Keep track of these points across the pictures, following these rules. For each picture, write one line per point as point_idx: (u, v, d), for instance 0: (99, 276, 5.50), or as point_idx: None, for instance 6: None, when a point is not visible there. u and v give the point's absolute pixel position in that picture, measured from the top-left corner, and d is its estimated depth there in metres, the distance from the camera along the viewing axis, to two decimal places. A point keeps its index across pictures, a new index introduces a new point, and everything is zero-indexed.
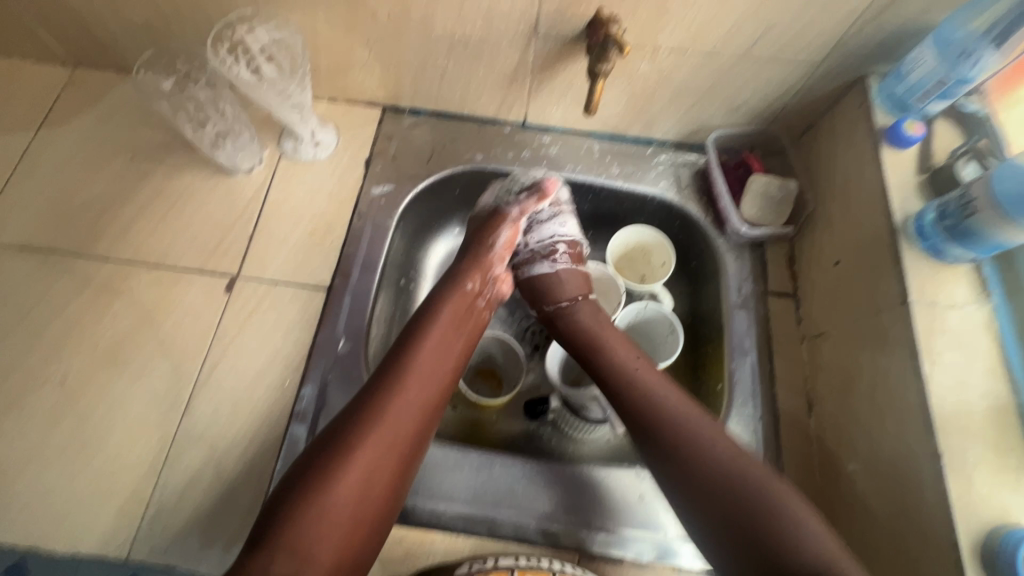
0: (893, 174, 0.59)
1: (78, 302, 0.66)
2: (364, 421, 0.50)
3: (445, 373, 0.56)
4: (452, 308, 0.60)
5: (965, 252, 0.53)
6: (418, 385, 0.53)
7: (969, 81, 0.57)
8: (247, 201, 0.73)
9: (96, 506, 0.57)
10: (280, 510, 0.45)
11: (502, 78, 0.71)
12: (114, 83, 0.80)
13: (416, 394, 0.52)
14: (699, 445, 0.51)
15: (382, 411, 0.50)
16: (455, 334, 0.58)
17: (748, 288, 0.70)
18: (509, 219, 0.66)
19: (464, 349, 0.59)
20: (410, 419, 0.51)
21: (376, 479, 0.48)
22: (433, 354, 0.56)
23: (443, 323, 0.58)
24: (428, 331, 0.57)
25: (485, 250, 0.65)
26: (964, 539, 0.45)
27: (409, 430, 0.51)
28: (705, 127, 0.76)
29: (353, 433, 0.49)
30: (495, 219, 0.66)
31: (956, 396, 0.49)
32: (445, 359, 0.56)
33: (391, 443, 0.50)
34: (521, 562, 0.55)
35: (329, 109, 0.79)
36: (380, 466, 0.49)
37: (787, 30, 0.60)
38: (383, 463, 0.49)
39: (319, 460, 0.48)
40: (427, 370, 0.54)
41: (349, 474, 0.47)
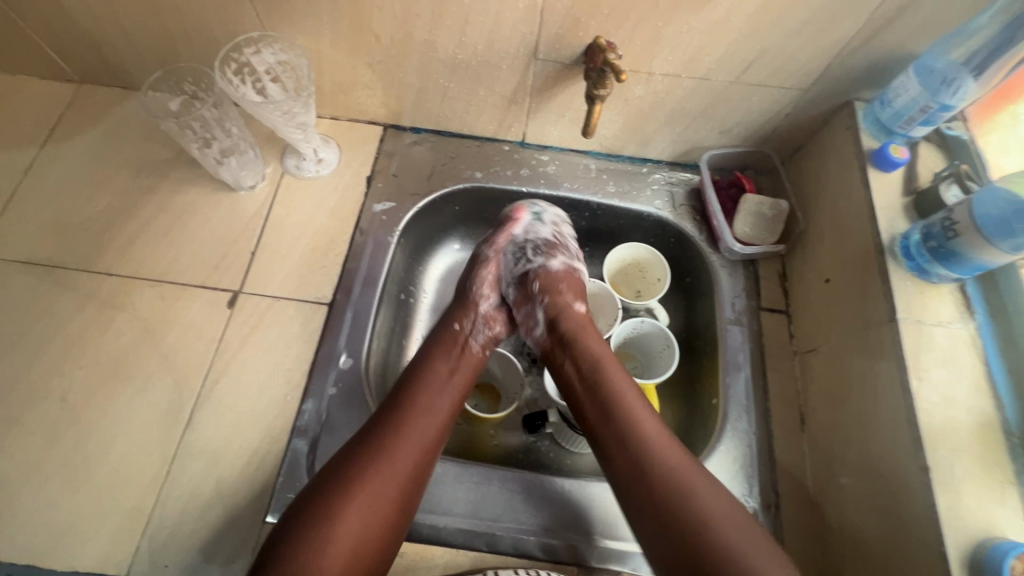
0: (880, 196, 0.62)
1: (80, 317, 0.67)
2: (366, 452, 0.51)
3: (445, 407, 0.57)
4: (445, 349, 0.62)
5: (950, 272, 0.55)
6: (417, 418, 0.55)
7: (950, 108, 0.59)
8: (249, 217, 0.74)
9: (97, 521, 0.57)
10: (281, 544, 0.45)
11: (502, 99, 0.73)
12: (119, 100, 0.81)
13: (417, 427, 0.54)
14: (654, 468, 0.49)
15: (384, 443, 0.52)
16: (451, 371, 0.60)
17: (742, 304, 0.72)
18: (487, 259, 0.71)
19: (461, 387, 0.60)
20: (410, 451, 0.52)
21: (377, 513, 0.48)
22: (432, 389, 0.58)
23: (440, 361, 0.61)
24: (427, 368, 0.59)
25: (468, 291, 0.69)
26: (953, 552, 0.46)
27: (410, 462, 0.52)
28: (699, 147, 0.78)
29: (356, 466, 0.50)
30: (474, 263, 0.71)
31: (943, 412, 0.51)
32: (445, 394, 0.58)
33: (392, 476, 0.50)
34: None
35: (331, 127, 0.81)
36: (382, 497, 0.49)
37: (778, 57, 0.62)
38: (385, 495, 0.49)
39: (321, 494, 0.48)
40: (426, 403, 0.56)
41: (353, 506, 0.47)
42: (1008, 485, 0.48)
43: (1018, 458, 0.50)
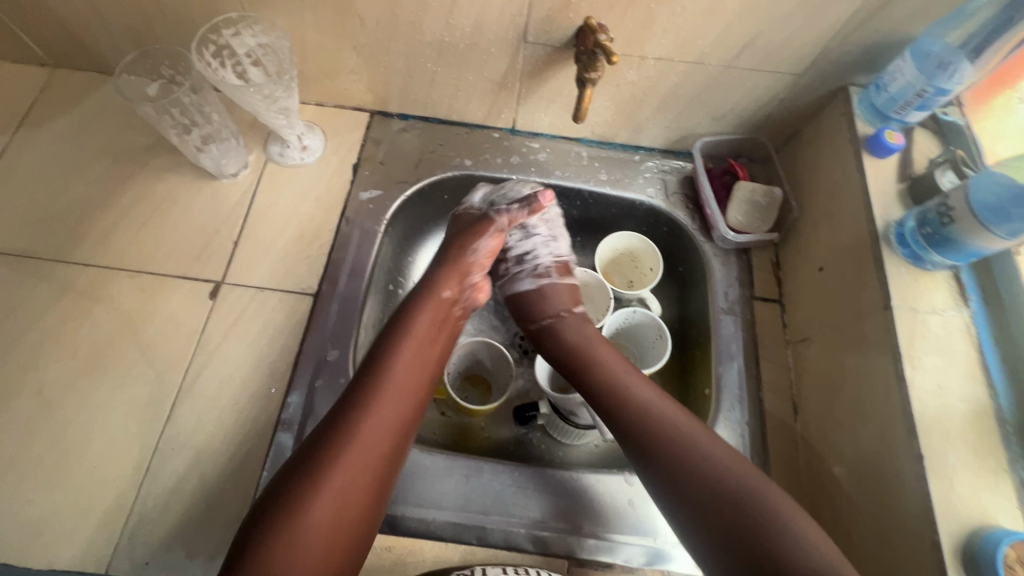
0: (875, 182, 0.61)
1: (56, 308, 0.65)
2: (343, 428, 0.49)
3: (423, 379, 0.56)
4: (429, 316, 0.61)
5: (944, 259, 0.55)
6: (393, 391, 0.53)
7: (945, 93, 0.58)
8: (232, 206, 0.72)
9: (75, 518, 0.55)
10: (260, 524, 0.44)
11: (491, 84, 0.71)
12: (96, 85, 0.78)
13: (393, 399, 0.53)
14: (671, 438, 0.51)
15: (360, 417, 0.50)
16: (432, 339, 0.59)
17: (735, 293, 0.71)
18: (495, 228, 0.68)
19: (440, 355, 0.60)
20: (388, 422, 0.51)
21: (355, 486, 0.48)
22: (412, 360, 0.56)
23: (420, 331, 0.59)
24: (404, 336, 0.58)
25: (467, 254, 0.67)
26: (948, 541, 0.45)
27: (388, 435, 0.51)
28: (692, 135, 0.76)
29: (333, 440, 0.49)
30: (481, 227, 0.68)
31: (937, 400, 0.50)
32: (423, 366, 0.57)
33: (369, 448, 0.49)
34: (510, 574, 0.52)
35: (316, 113, 0.79)
36: (362, 468, 0.48)
37: (773, 40, 0.61)
38: (364, 466, 0.48)
39: (298, 472, 0.47)
40: (403, 374, 0.55)
41: (330, 482, 0.46)
42: (1001, 473, 0.48)
43: (1011, 446, 0.49)
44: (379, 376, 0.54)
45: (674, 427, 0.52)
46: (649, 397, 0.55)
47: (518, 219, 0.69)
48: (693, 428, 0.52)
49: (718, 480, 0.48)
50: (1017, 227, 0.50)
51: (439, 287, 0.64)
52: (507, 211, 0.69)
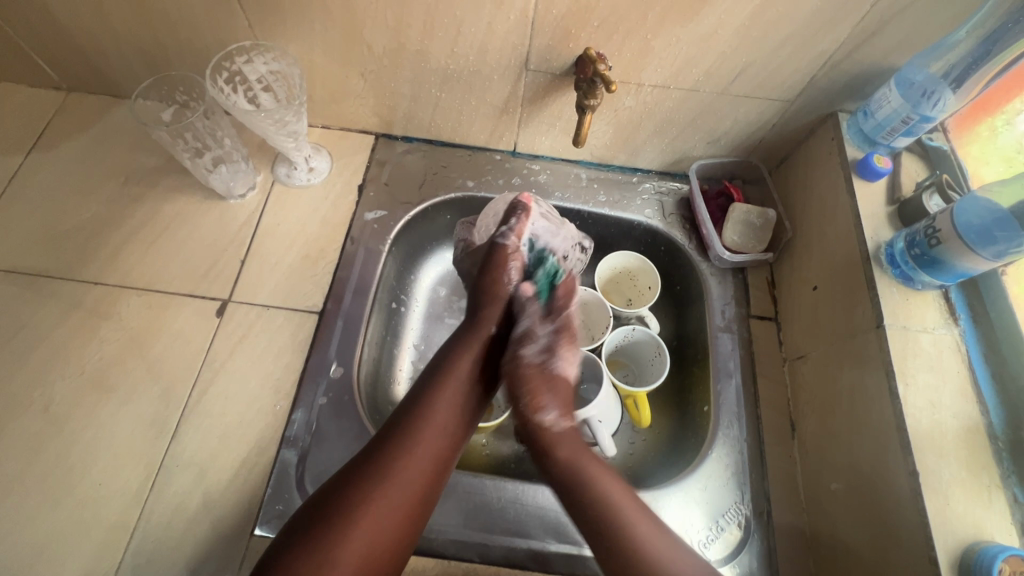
0: (865, 204, 0.63)
1: (65, 326, 0.66)
2: (376, 474, 0.50)
3: (457, 426, 0.56)
4: (474, 359, 0.62)
5: (933, 279, 0.56)
6: (429, 440, 0.54)
7: (930, 120, 0.61)
8: (240, 225, 0.74)
9: (78, 536, 0.56)
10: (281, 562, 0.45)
11: (493, 109, 0.73)
12: (108, 108, 0.80)
13: (431, 443, 0.54)
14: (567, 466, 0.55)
15: (391, 465, 0.51)
16: (474, 381, 0.60)
17: (731, 311, 0.73)
18: (511, 253, 0.69)
19: (477, 401, 0.60)
20: (419, 473, 0.52)
21: (382, 534, 0.48)
22: (449, 406, 0.57)
23: (462, 375, 0.59)
24: (446, 381, 0.58)
25: (501, 289, 0.68)
26: (944, 555, 0.46)
27: (417, 486, 0.51)
28: (688, 157, 0.79)
29: (363, 486, 0.49)
30: (499, 258, 0.69)
31: (930, 416, 0.52)
32: (458, 413, 0.57)
33: (394, 506, 0.49)
34: None
35: (323, 136, 0.81)
36: (388, 517, 0.49)
37: (764, 68, 0.63)
38: (390, 518, 0.49)
39: (325, 516, 0.48)
40: (439, 423, 0.55)
41: (358, 528, 0.47)
42: (994, 489, 0.49)
43: (1002, 461, 0.51)
44: (412, 426, 0.54)
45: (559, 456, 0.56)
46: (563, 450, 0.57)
47: (523, 231, 0.71)
48: (619, 494, 0.53)
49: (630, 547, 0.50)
50: (1001, 248, 0.52)
51: (483, 327, 0.65)
52: (512, 230, 0.70)
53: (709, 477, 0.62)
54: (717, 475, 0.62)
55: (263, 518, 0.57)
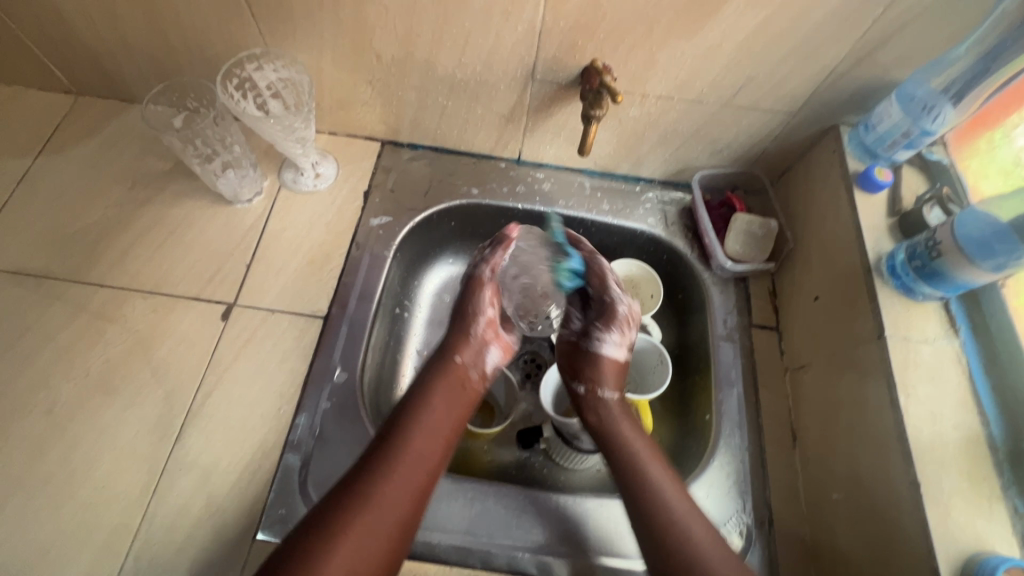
0: (866, 216, 0.63)
1: (71, 328, 0.66)
2: (359, 497, 0.51)
3: (438, 451, 0.57)
4: (444, 385, 0.63)
5: (934, 290, 0.57)
6: (408, 463, 0.54)
7: (931, 133, 0.62)
8: (246, 229, 0.75)
9: (80, 538, 0.56)
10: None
11: (499, 117, 0.74)
12: (117, 112, 0.81)
13: (410, 466, 0.54)
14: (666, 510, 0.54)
15: (374, 488, 0.52)
16: (447, 408, 0.61)
17: (733, 320, 0.73)
18: (486, 281, 0.70)
19: (455, 428, 0.61)
20: (401, 496, 0.52)
21: (365, 559, 0.48)
22: (428, 431, 0.58)
23: (436, 404, 0.60)
24: (424, 409, 0.59)
25: (468, 318, 0.69)
26: (944, 566, 0.46)
27: (399, 507, 0.52)
28: (691, 167, 0.80)
29: (347, 510, 0.50)
30: (473, 285, 0.70)
31: (931, 427, 0.52)
32: (439, 438, 0.58)
33: (377, 526, 0.50)
34: None
35: (329, 142, 0.82)
36: (371, 539, 0.49)
37: (767, 81, 0.64)
38: (368, 547, 0.48)
39: (310, 542, 0.47)
40: (418, 447, 0.56)
41: (339, 553, 0.47)
42: (994, 499, 0.49)
43: (1003, 473, 0.51)
44: (397, 449, 0.55)
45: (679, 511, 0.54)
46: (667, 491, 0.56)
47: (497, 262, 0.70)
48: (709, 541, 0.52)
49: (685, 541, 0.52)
50: (1000, 261, 0.52)
51: (452, 357, 0.65)
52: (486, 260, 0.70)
53: (711, 485, 0.63)
54: (719, 484, 0.63)
55: (265, 522, 0.57)
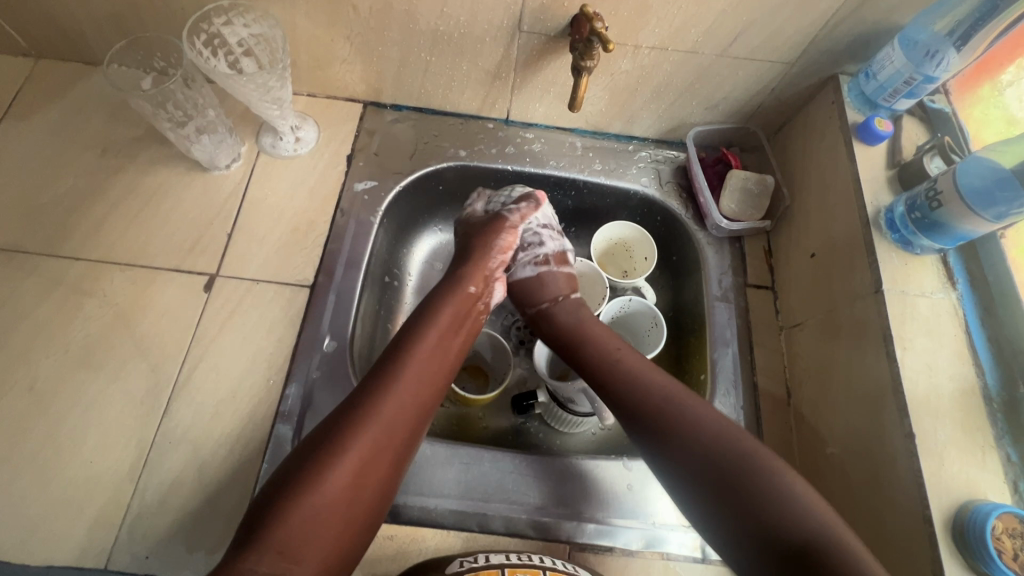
0: (865, 169, 0.62)
1: (47, 303, 0.64)
2: (361, 414, 0.49)
3: (440, 372, 0.55)
4: (451, 313, 0.59)
5: (932, 243, 0.56)
6: (414, 380, 0.53)
7: (932, 80, 0.60)
8: (225, 197, 0.72)
9: (72, 513, 0.55)
10: (269, 509, 0.43)
11: (486, 74, 0.71)
12: (81, 76, 0.77)
13: (414, 386, 0.52)
14: (695, 421, 0.51)
15: (375, 406, 0.50)
16: (451, 332, 0.58)
17: (728, 280, 0.72)
18: (509, 226, 0.67)
19: (456, 351, 0.58)
20: (403, 415, 0.51)
21: (365, 479, 0.47)
22: (431, 351, 0.56)
23: (441, 322, 0.58)
24: (430, 336, 0.57)
25: (487, 254, 0.65)
26: (938, 514, 0.47)
27: (403, 432, 0.50)
28: (685, 124, 0.77)
29: (346, 430, 0.48)
30: (495, 227, 0.67)
31: (927, 378, 0.52)
32: (440, 359, 0.56)
33: (384, 438, 0.49)
34: (511, 561, 0.53)
35: (309, 104, 0.78)
36: (374, 456, 0.48)
37: (765, 27, 0.61)
38: (374, 460, 0.48)
39: (312, 458, 0.46)
40: (418, 370, 0.54)
41: (339, 473, 0.46)
42: (988, 449, 0.50)
43: (996, 422, 0.51)
44: (399, 367, 0.53)
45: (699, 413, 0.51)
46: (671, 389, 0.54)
47: (529, 217, 0.68)
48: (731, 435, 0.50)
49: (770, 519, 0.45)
50: (1002, 210, 0.51)
51: (463, 283, 0.62)
52: (517, 210, 0.68)
53: None
54: None
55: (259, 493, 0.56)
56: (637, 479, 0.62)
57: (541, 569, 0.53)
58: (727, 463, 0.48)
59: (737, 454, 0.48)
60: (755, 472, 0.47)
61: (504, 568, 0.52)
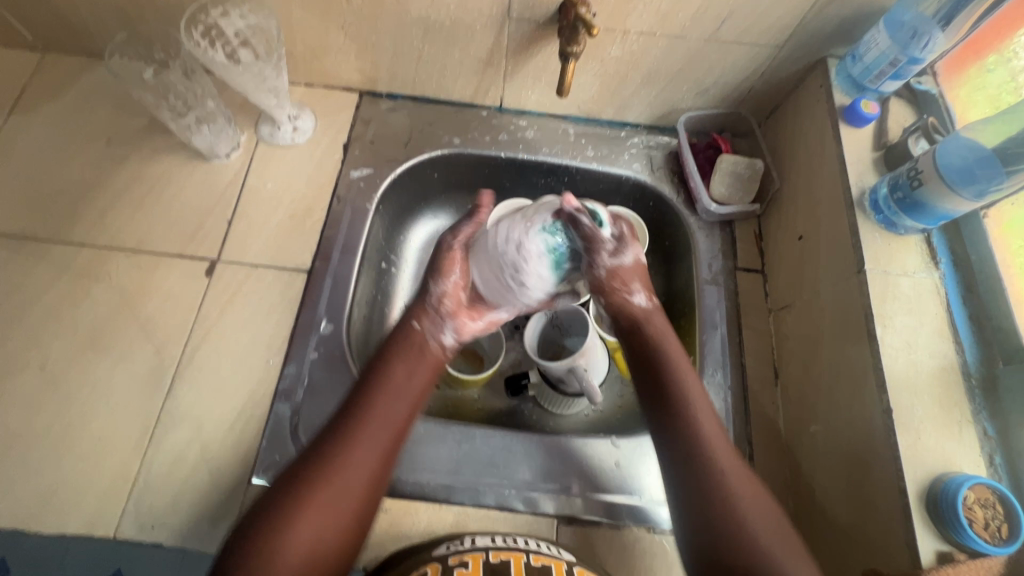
0: (852, 151, 0.62)
1: (56, 288, 0.66)
2: (317, 466, 0.49)
3: (402, 416, 0.55)
4: (406, 355, 0.59)
5: (915, 223, 0.56)
6: (371, 427, 0.52)
7: (918, 61, 0.60)
8: (225, 185, 0.74)
9: (83, 485, 0.58)
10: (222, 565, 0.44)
11: (478, 62, 0.72)
12: (86, 68, 0.79)
13: (371, 433, 0.52)
14: (710, 462, 0.51)
15: (330, 456, 0.50)
16: (410, 374, 0.58)
17: (718, 264, 0.73)
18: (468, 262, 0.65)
19: (422, 391, 0.58)
20: (363, 464, 0.50)
21: (324, 532, 0.47)
22: (390, 395, 0.55)
23: (401, 367, 0.58)
24: (384, 374, 0.57)
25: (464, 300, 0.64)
26: (912, 486, 0.48)
27: (361, 476, 0.50)
28: (676, 110, 0.78)
29: (302, 483, 0.48)
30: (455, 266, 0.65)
31: (907, 356, 0.53)
32: (402, 401, 0.55)
33: (340, 489, 0.49)
34: (497, 544, 0.51)
35: (306, 94, 0.80)
36: (333, 510, 0.48)
37: (752, 11, 0.62)
38: (332, 514, 0.47)
39: (269, 511, 0.46)
40: (375, 418, 0.53)
41: (297, 529, 0.46)
42: (965, 424, 0.50)
43: (974, 398, 0.52)
44: (357, 414, 0.53)
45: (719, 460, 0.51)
46: (702, 422, 0.53)
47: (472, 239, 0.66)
48: (740, 477, 0.50)
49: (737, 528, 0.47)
50: (983, 187, 0.52)
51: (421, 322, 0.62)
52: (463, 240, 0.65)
53: None
54: None
55: (260, 468, 0.59)
56: (625, 456, 0.63)
57: (524, 553, 0.51)
58: (716, 505, 0.49)
59: (733, 502, 0.49)
60: (734, 519, 0.48)
61: (488, 552, 0.50)
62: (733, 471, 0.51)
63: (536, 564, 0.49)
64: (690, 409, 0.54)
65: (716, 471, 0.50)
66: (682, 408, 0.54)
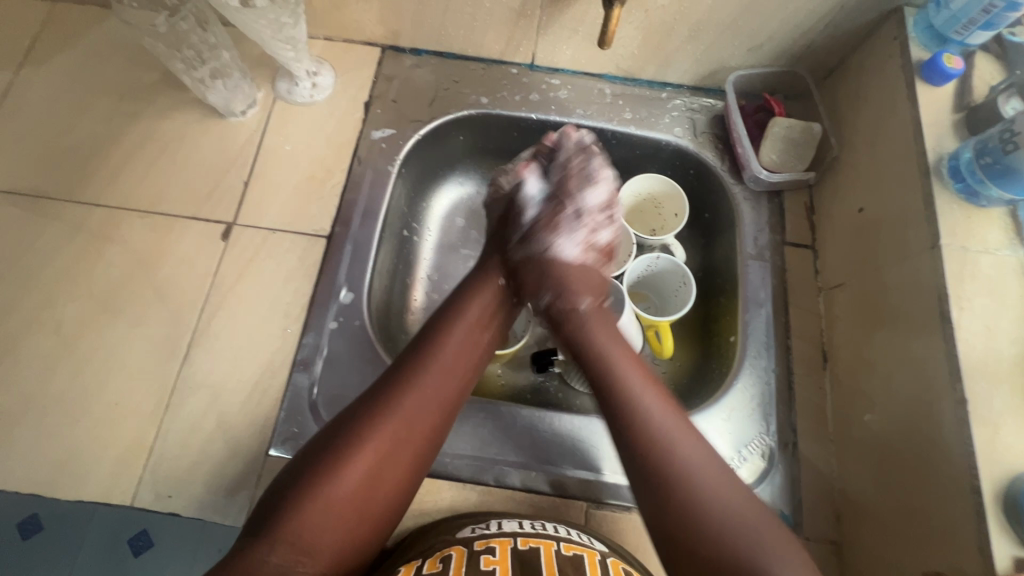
0: (928, 112, 0.56)
1: (70, 248, 0.64)
2: (381, 407, 0.47)
3: (470, 365, 0.53)
4: (485, 301, 0.56)
5: (1002, 193, 0.50)
6: (441, 374, 0.50)
7: (1017, 7, 0.52)
8: (241, 144, 0.70)
9: (99, 451, 0.56)
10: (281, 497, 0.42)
11: (510, 12, 0.66)
12: (97, 19, 0.75)
13: (439, 377, 0.50)
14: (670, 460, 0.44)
15: (396, 399, 0.47)
16: (486, 323, 0.55)
17: (765, 238, 0.67)
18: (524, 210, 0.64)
19: (489, 343, 0.55)
20: (428, 412, 0.48)
21: (383, 477, 0.45)
22: (462, 343, 0.53)
23: (475, 311, 0.55)
24: (456, 320, 0.54)
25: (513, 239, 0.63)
26: (986, 485, 0.43)
27: (426, 425, 0.48)
28: (724, 69, 0.71)
29: (366, 423, 0.46)
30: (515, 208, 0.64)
31: (986, 342, 0.47)
32: (471, 352, 0.53)
33: (406, 434, 0.46)
34: (525, 529, 0.49)
35: (325, 48, 0.75)
36: (394, 456, 0.46)
37: None
38: (394, 460, 0.46)
39: (329, 448, 0.44)
40: (446, 365, 0.51)
41: (356, 469, 0.44)
42: None
43: None
44: (427, 359, 0.50)
45: (680, 455, 0.44)
46: (657, 417, 0.47)
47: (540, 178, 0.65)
48: (706, 475, 0.44)
49: (697, 518, 0.42)
50: None
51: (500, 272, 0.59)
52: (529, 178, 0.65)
53: (733, 408, 0.60)
54: (742, 406, 0.60)
55: (277, 439, 0.57)
56: None
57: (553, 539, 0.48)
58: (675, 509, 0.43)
59: (695, 511, 0.42)
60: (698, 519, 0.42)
61: (516, 538, 0.48)
62: (698, 470, 0.44)
63: (567, 554, 0.46)
64: (629, 402, 0.48)
65: (670, 468, 0.44)
66: (625, 404, 0.48)
